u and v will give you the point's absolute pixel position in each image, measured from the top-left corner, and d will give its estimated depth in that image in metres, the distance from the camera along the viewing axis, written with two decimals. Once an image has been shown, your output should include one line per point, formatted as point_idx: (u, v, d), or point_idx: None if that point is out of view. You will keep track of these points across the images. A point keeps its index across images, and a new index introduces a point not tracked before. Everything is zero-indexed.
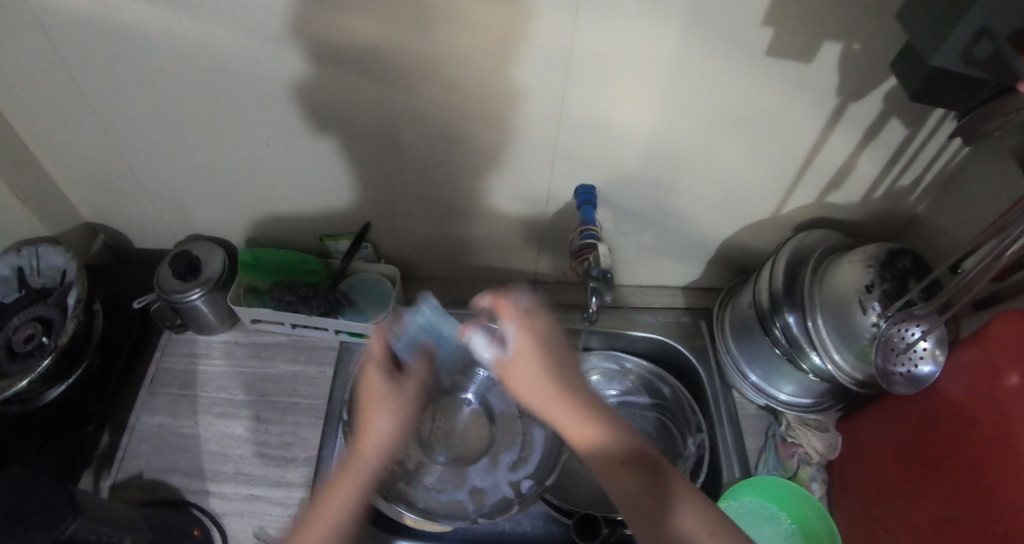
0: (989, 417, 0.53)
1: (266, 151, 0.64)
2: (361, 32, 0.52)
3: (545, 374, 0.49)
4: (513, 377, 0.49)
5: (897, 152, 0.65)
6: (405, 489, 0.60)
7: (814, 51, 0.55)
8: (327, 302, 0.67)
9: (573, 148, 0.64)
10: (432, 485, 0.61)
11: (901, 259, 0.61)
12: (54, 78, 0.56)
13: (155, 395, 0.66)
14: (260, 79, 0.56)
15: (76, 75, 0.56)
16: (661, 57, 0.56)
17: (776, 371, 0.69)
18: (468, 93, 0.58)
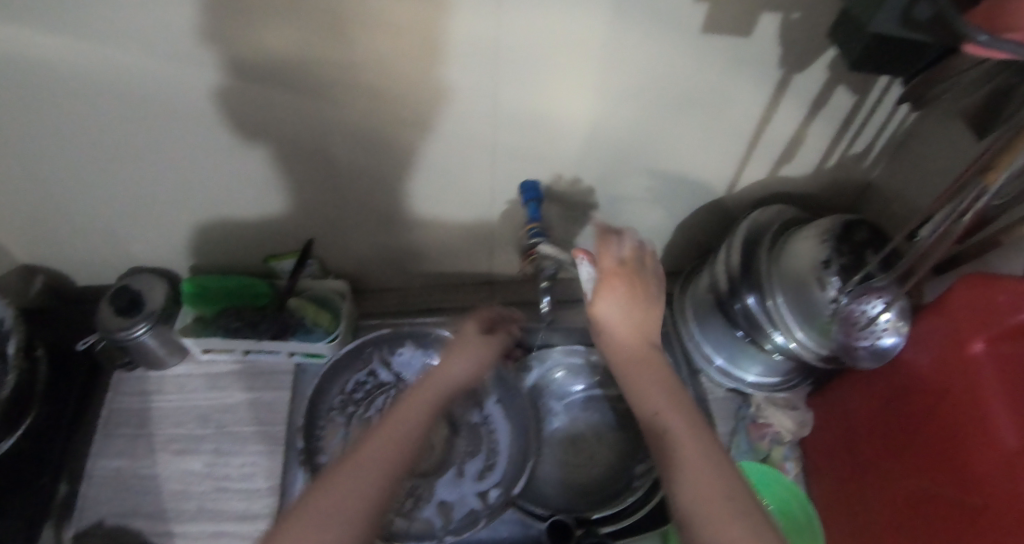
0: (957, 386, 0.52)
1: (196, 175, 0.62)
2: (271, 46, 0.49)
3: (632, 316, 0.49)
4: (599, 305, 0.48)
5: (846, 119, 0.63)
6: None
7: (752, 24, 0.53)
8: (277, 325, 0.66)
9: (514, 145, 0.61)
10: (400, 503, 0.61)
11: (856, 231, 0.60)
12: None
13: (109, 437, 0.64)
14: (173, 103, 0.53)
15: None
16: (593, 44, 0.53)
17: (740, 353, 0.68)
18: (395, 99, 0.55)
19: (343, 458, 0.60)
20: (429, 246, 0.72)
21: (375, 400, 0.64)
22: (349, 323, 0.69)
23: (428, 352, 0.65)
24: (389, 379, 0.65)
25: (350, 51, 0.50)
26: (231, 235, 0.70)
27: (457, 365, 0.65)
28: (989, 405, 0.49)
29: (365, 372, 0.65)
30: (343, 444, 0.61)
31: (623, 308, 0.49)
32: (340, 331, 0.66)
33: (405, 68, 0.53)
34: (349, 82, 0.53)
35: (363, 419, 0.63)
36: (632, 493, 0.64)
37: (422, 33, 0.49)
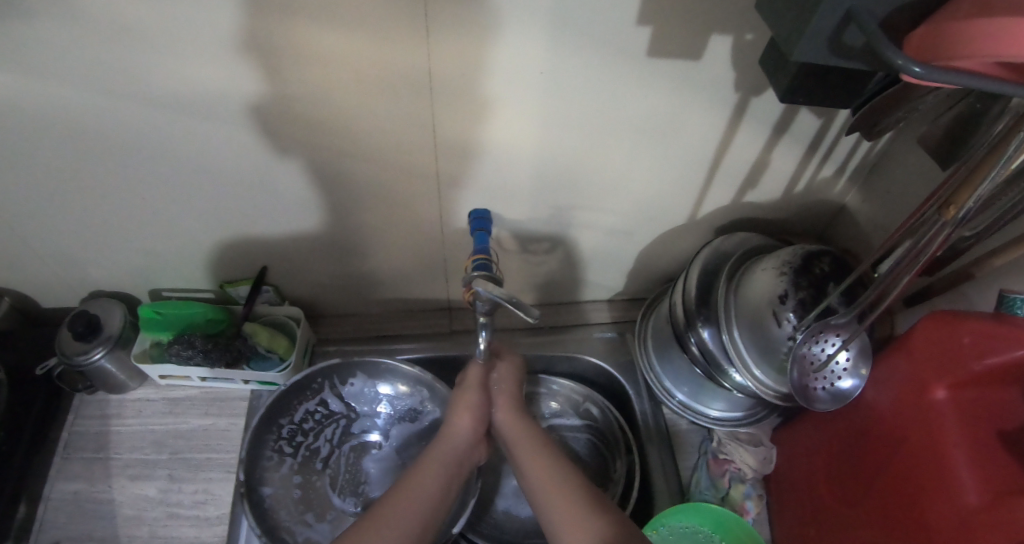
0: (917, 433, 0.49)
1: (145, 206, 0.61)
2: (204, 77, 0.48)
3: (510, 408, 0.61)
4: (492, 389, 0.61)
5: (812, 144, 0.60)
6: None
7: (702, 46, 0.50)
8: (230, 353, 0.66)
9: (464, 173, 0.60)
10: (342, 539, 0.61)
11: (817, 263, 0.57)
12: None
13: (69, 461, 0.65)
14: (111, 134, 0.53)
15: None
16: (534, 72, 0.51)
17: (704, 388, 0.67)
18: (337, 127, 0.54)
19: (290, 489, 0.62)
20: (383, 274, 0.72)
21: (325, 430, 0.66)
22: (303, 348, 0.70)
23: (377, 381, 0.67)
24: (339, 409, 0.67)
25: (284, 82, 0.49)
26: (190, 263, 0.70)
27: (404, 396, 0.67)
28: (952, 458, 0.46)
29: (316, 401, 0.65)
30: (291, 474, 0.63)
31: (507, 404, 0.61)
32: (293, 359, 0.68)
33: (345, 100, 0.52)
34: (288, 112, 0.52)
35: (310, 449, 0.65)
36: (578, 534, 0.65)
37: (360, 63, 0.49)
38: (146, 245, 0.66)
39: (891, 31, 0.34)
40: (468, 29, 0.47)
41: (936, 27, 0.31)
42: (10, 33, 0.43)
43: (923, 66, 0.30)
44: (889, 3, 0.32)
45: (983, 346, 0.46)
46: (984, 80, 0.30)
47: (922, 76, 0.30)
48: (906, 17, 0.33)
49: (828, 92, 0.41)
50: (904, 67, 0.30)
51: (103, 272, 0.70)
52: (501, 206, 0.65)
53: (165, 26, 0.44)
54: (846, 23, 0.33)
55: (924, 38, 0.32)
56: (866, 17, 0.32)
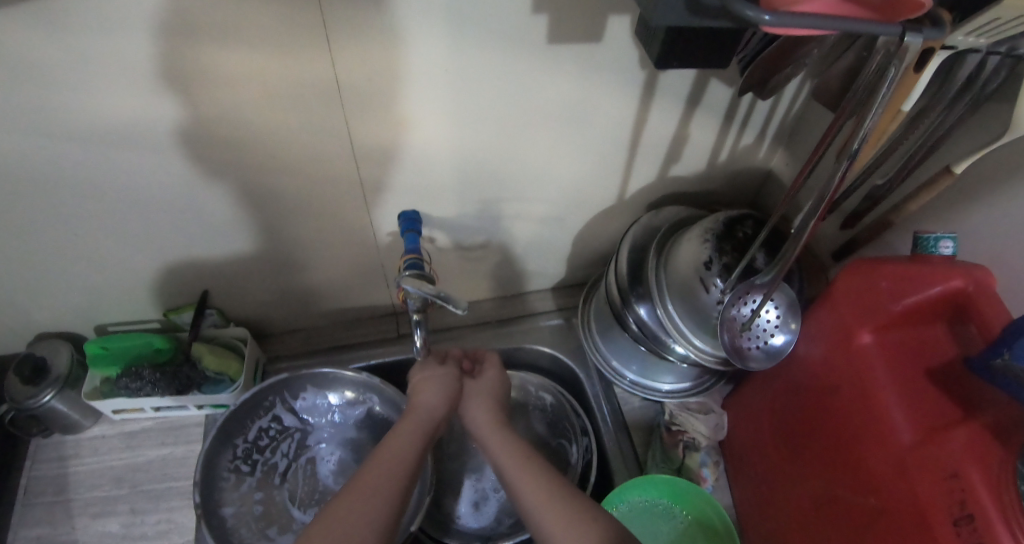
0: (848, 380, 0.49)
1: (73, 242, 0.61)
2: (108, 106, 0.48)
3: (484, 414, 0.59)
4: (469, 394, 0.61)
5: (727, 113, 0.61)
6: None
7: (600, 28, 0.50)
8: (179, 379, 0.66)
9: (384, 177, 0.61)
10: None
11: (741, 226, 0.58)
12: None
13: (28, 506, 0.65)
14: (22, 172, 0.52)
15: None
16: (438, 68, 0.51)
17: (652, 364, 0.68)
18: (252, 146, 0.55)
19: (250, 506, 0.63)
20: (324, 286, 0.73)
21: (280, 445, 0.67)
22: (253, 369, 0.70)
23: (325, 392, 0.67)
24: (293, 423, 0.67)
25: (190, 105, 0.50)
26: (132, 296, 0.70)
27: (356, 404, 0.68)
28: (883, 401, 0.46)
29: (268, 418, 0.66)
30: (250, 491, 0.63)
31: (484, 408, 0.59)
32: (243, 381, 0.68)
33: (254, 116, 0.52)
34: (200, 135, 0.52)
35: (267, 464, 0.65)
36: None
37: (264, 79, 0.49)
38: (84, 281, 0.66)
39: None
40: (365, 33, 0.47)
41: None
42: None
43: (773, 14, 0.30)
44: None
45: (900, 287, 0.46)
46: (837, 22, 0.31)
47: (774, 23, 0.30)
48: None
49: (704, 52, 0.41)
50: (757, 19, 0.31)
51: (43, 312, 0.69)
52: (430, 206, 0.66)
53: (53, 60, 0.44)
54: None
55: None
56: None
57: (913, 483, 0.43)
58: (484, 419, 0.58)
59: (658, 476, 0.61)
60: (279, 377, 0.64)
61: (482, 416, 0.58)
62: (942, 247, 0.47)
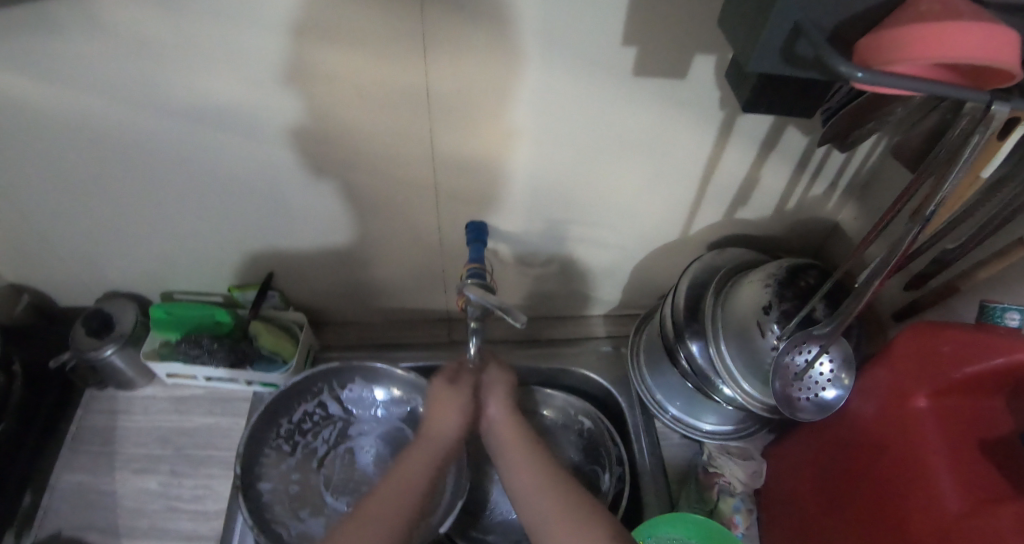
0: (897, 441, 0.49)
1: (160, 209, 0.65)
2: (217, 90, 0.52)
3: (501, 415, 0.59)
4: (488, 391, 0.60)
5: (801, 162, 0.62)
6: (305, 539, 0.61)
7: (687, 65, 0.52)
8: (234, 354, 0.68)
9: (459, 185, 0.63)
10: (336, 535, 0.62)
11: (803, 276, 0.58)
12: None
13: (75, 452, 0.67)
14: (130, 140, 0.57)
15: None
16: (525, 87, 0.53)
17: (697, 401, 0.68)
18: (340, 141, 0.58)
19: (287, 485, 0.64)
20: (385, 283, 0.76)
21: (322, 431, 0.68)
22: (305, 353, 0.73)
23: (372, 385, 0.69)
24: (337, 411, 0.69)
25: (290, 97, 0.53)
26: (203, 267, 0.74)
27: (401, 402, 0.69)
28: (931, 469, 0.46)
29: (315, 403, 0.68)
30: (289, 471, 0.65)
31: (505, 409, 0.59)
32: (295, 363, 0.70)
33: (347, 113, 0.55)
34: (294, 125, 0.56)
35: (308, 447, 0.67)
36: None
37: (363, 80, 0.52)
38: (160, 247, 0.70)
39: (841, 41, 0.34)
40: (463, 47, 0.49)
41: (877, 37, 0.32)
42: (35, 47, 0.47)
43: (866, 71, 0.30)
44: (835, 15, 0.33)
45: (960, 355, 0.46)
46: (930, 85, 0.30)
47: (867, 80, 0.30)
48: (856, 27, 0.34)
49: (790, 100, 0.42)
50: (848, 74, 0.31)
51: (118, 270, 0.74)
52: (497, 218, 0.68)
53: (176, 41, 0.47)
54: (796, 36, 0.34)
55: (865, 48, 0.32)
56: (812, 27, 0.33)
57: None
58: (503, 425, 0.58)
59: (688, 516, 0.61)
60: (326, 365, 0.66)
61: (501, 416, 0.59)
62: (1008, 318, 0.48)
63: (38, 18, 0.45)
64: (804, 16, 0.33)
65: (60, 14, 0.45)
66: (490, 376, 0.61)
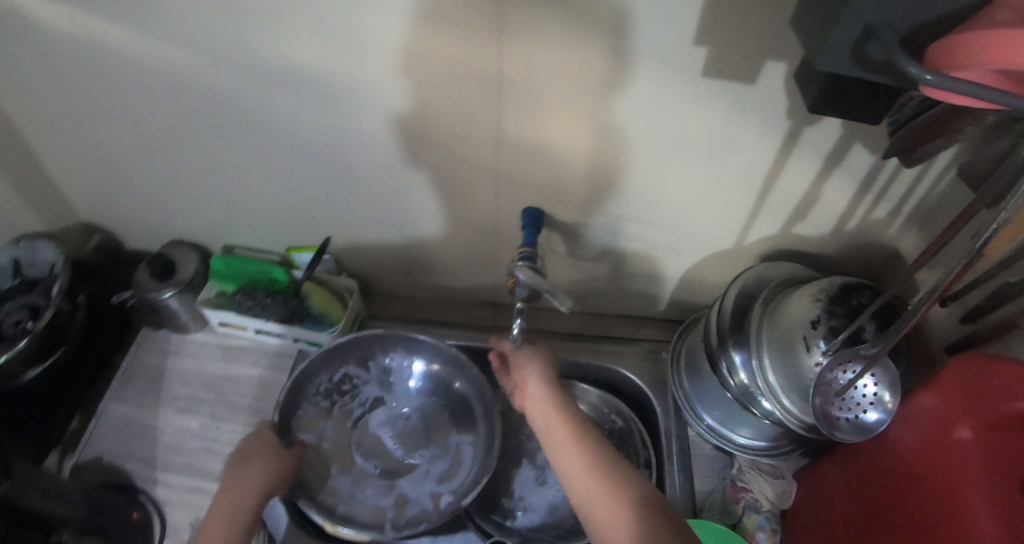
0: (937, 472, 0.48)
1: (234, 163, 0.69)
2: (304, 57, 0.55)
3: (546, 399, 0.60)
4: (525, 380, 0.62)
5: (865, 182, 0.62)
6: (331, 494, 0.64)
7: (757, 71, 0.53)
8: (285, 310, 0.72)
9: (521, 171, 0.65)
10: (361, 493, 0.65)
11: (856, 295, 0.58)
12: (29, 86, 0.62)
13: (125, 385, 0.71)
14: (215, 95, 0.60)
15: (54, 90, 0.62)
16: (592, 78, 0.55)
17: (732, 412, 0.67)
18: (413, 116, 0.60)
19: (321, 440, 0.67)
20: (437, 257, 0.78)
21: (360, 393, 0.70)
22: (352, 319, 0.75)
23: (411, 356, 0.71)
24: (375, 377, 0.71)
25: (369, 66, 0.56)
26: (265, 224, 0.77)
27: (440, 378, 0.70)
28: (970, 501, 0.44)
29: (355, 366, 0.70)
30: (325, 428, 0.67)
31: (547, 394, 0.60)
32: (341, 326, 0.72)
33: (420, 86, 0.57)
34: (369, 95, 0.59)
35: (344, 407, 0.69)
36: None
37: (440, 56, 0.54)
38: (228, 200, 0.74)
39: (914, 46, 0.35)
40: (539, 34, 0.51)
41: (953, 41, 0.32)
42: (146, 1, 0.51)
43: (934, 73, 0.31)
44: (911, 20, 0.34)
45: (1011, 388, 0.45)
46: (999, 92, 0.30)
47: (934, 82, 0.31)
48: (929, 32, 0.34)
49: (858, 110, 0.42)
50: (917, 77, 0.32)
51: (186, 219, 0.78)
52: (553, 208, 0.69)
53: (268, 4, 0.51)
54: (871, 42, 0.35)
55: (940, 53, 0.33)
56: (886, 30, 0.33)
57: None
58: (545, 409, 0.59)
59: (707, 526, 0.61)
60: (370, 332, 0.69)
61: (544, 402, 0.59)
62: None
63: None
64: (880, 18, 0.33)
65: None
66: (531, 351, 0.64)
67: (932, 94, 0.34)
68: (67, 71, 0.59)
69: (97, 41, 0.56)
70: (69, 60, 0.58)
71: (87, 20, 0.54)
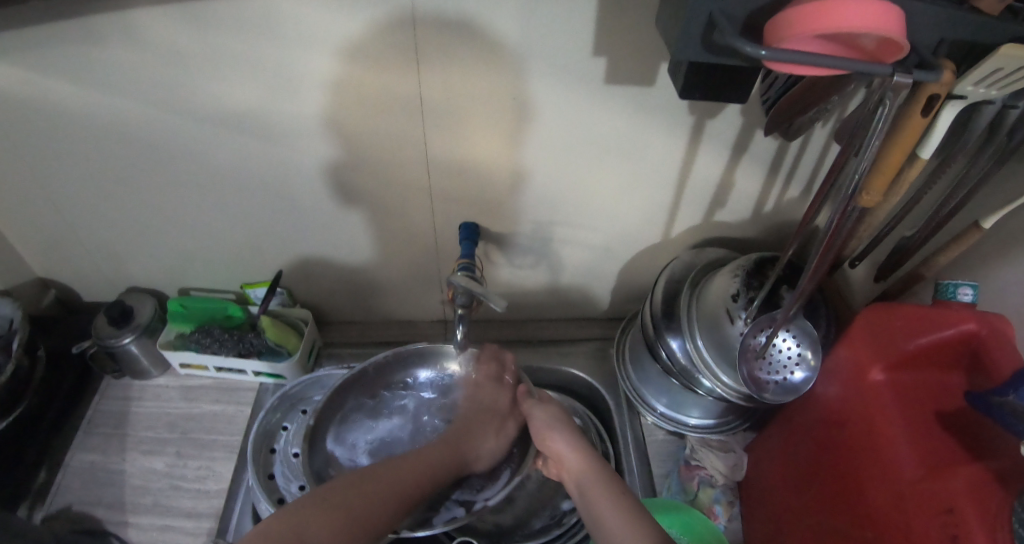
0: (857, 416, 0.51)
1: (183, 207, 0.72)
2: (236, 97, 0.59)
3: (568, 445, 0.60)
4: (542, 435, 0.62)
5: (773, 165, 0.67)
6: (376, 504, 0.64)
7: (654, 73, 0.57)
8: (241, 345, 0.74)
9: (455, 189, 0.69)
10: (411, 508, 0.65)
11: (769, 268, 0.62)
12: None
13: (89, 434, 0.73)
14: (157, 142, 0.64)
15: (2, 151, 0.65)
16: (507, 95, 0.59)
17: (678, 396, 0.69)
18: (345, 145, 0.64)
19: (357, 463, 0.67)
20: (388, 281, 0.81)
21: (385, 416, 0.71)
22: (309, 348, 0.77)
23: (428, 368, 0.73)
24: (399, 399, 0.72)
25: (298, 102, 0.59)
26: (219, 264, 0.80)
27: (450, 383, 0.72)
28: (888, 438, 0.47)
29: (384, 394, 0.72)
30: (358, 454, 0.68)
31: (572, 442, 0.60)
32: (298, 355, 0.75)
33: (347, 116, 0.61)
34: (302, 130, 0.62)
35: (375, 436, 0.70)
36: (559, 528, 0.70)
37: (365, 87, 0.58)
38: (181, 244, 0.77)
39: (751, 29, 0.40)
40: (453, 58, 0.55)
41: (783, 18, 0.37)
42: (80, 57, 0.55)
43: (766, 48, 0.36)
44: (744, 7, 0.38)
45: (912, 328, 0.49)
46: (825, 59, 0.36)
47: (766, 56, 0.36)
48: (764, 16, 0.39)
49: (720, 91, 0.46)
50: (754, 53, 0.36)
51: (141, 265, 0.81)
52: (489, 220, 0.73)
53: (197, 51, 0.54)
54: (715, 28, 0.39)
55: (775, 28, 0.38)
56: (724, 20, 0.38)
57: (913, 519, 0.43)
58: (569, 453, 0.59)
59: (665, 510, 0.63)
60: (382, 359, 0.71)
61: (568, 448, 0.59)
62: (961, 294, 0.50)
63: (85, 31, 0.52)
64: (719, 8, 0.38)
65: (100, 28, 0.52)
66: (546, 416, 0.62)
67: (777, 66, 0.39)
68: (13, 130, 0.62)
69: (39, 99, 0.59)
70: (14, 121, 0.61)
71: (26, 80, 0.57)
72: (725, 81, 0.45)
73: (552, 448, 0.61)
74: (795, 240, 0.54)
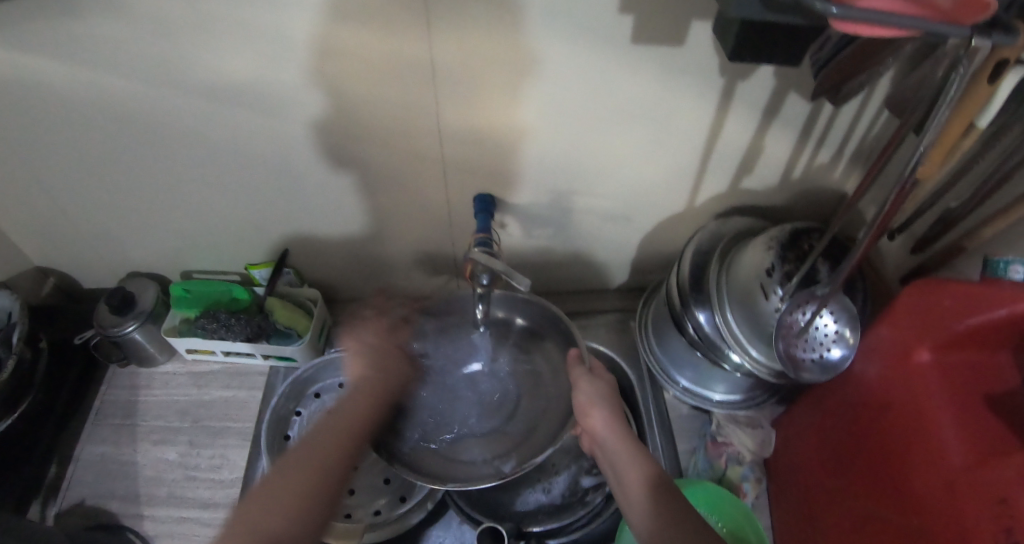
0: (900, 397, 0.49)
1: (180, 187, 0.68)
2: (231, 67, 0.54)
3: (603, 416, 0.56)
4: (580, 407, 0.58)
5: (805, 130, 0.63)
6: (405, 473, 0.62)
7: (685, 32, 0.52)
8: (251, 328, 0.71)
9: (470, 159, 0.65)
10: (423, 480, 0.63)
11: (804, 240, 0.60)
12: None
13: (98, 426, 0.71)
14: (147, 118, 0.59)
15: None
16: (527, 56, 0.54)
17: (704, 371, 0.68)
18: (351, 116, 0.59)
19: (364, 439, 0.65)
20: (399, 257, 0.78)
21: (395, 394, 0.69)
22: (320, 328, 0.75)
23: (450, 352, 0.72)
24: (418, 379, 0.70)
25: (299, 71, 0.54)
26: (221, 245, 0.77)
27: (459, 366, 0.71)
28: (935, 422, 0.46)
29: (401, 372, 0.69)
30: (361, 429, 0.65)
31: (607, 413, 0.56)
32: (309, 337, 0.72)
33: (355, 85, 0.56)
34: (305, 101, 0.57)
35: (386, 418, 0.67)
36: (584, 507, 0.69)
37: (371, 52, 0.53)
38: (181, 226, 0.73)
39: None
40: (469, 19, 0.50)
41: None
42: (55, 28, 0.49)
43: (840, 7, 0.32)
44: None
45: (961, 306, 0.47)
46: (904, 18, 0.32)
47: (840, 16, 0.32)
48: None
49: (768, 53, 0.42)
50: (825, 12, 0.32)
51: (139, 248, 0.77)
52: (506, 191, 0.69)
53: (186, 18, 0.49)
54: None
55: None
56: None
57: (960, 506, 0.42)
58: (604, 425, 0.56)
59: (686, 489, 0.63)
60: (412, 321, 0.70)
61: (601, 419, 0.56)
62: (1012, 271, 0.47)
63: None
64: None
65: None
66: (591, 390, 0.59)
67: (844, 26, 0.35)
68: None
69: (11, 75, 0.53)
70: None
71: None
72: (777, 42, 0.41)
73: (586, 418, 0.57)
74: (840, 214, 0.52)
